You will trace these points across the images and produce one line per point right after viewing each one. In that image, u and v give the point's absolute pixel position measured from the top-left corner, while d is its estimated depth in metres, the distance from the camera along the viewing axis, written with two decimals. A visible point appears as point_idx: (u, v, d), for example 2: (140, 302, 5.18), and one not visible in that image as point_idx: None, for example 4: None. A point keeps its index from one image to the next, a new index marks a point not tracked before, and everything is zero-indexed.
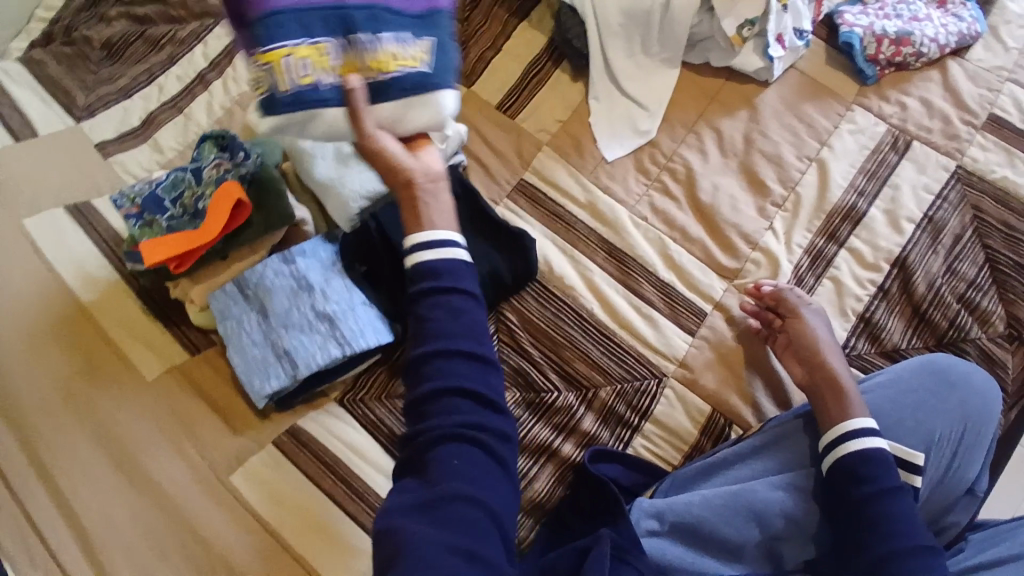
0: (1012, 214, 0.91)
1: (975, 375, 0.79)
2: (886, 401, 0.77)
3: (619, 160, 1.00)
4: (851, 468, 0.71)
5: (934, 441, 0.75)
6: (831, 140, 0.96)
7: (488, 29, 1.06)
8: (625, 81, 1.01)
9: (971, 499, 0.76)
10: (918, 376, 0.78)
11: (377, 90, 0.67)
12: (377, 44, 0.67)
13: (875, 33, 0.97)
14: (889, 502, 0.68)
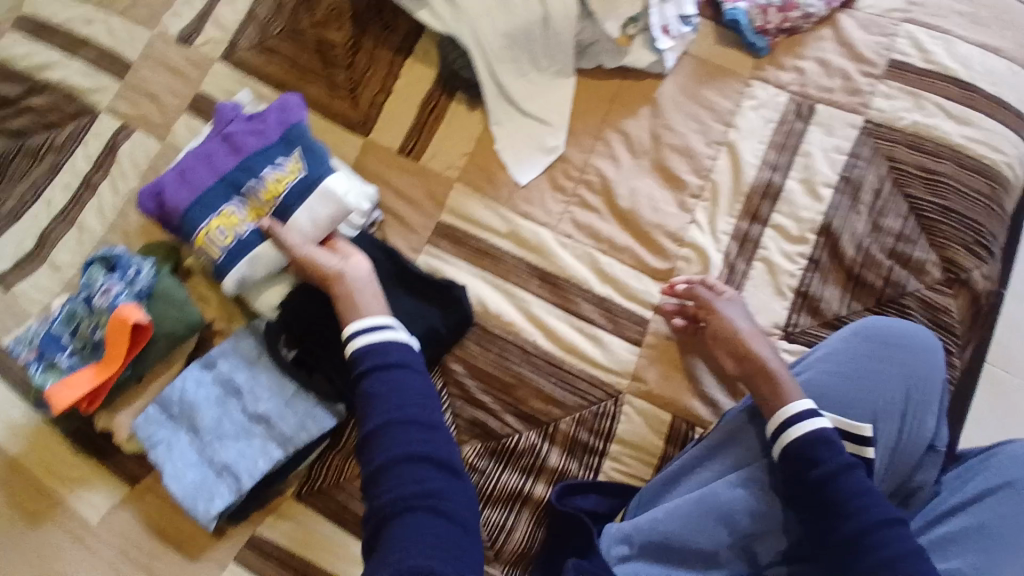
0: (928, 157, 0.90)
1: (910, 330, 0.77)
2: (825, 379, 0.76)
3: (533, 181, 0.97)
4: (802, 456, 0.71)
5: (881, 408, 0.74)
6: (736, 120, 0.94)
7: (375, 70, 1.02)
8: (522, 98, 0.97)
9: (934, 455, 0.75)
10: (855, 346, 0.76)
11: (292, 202, 0.81)
12: (262, 181, 0.82)
13: (759, 4, 0.95)
14: (841, 480, 0.68)
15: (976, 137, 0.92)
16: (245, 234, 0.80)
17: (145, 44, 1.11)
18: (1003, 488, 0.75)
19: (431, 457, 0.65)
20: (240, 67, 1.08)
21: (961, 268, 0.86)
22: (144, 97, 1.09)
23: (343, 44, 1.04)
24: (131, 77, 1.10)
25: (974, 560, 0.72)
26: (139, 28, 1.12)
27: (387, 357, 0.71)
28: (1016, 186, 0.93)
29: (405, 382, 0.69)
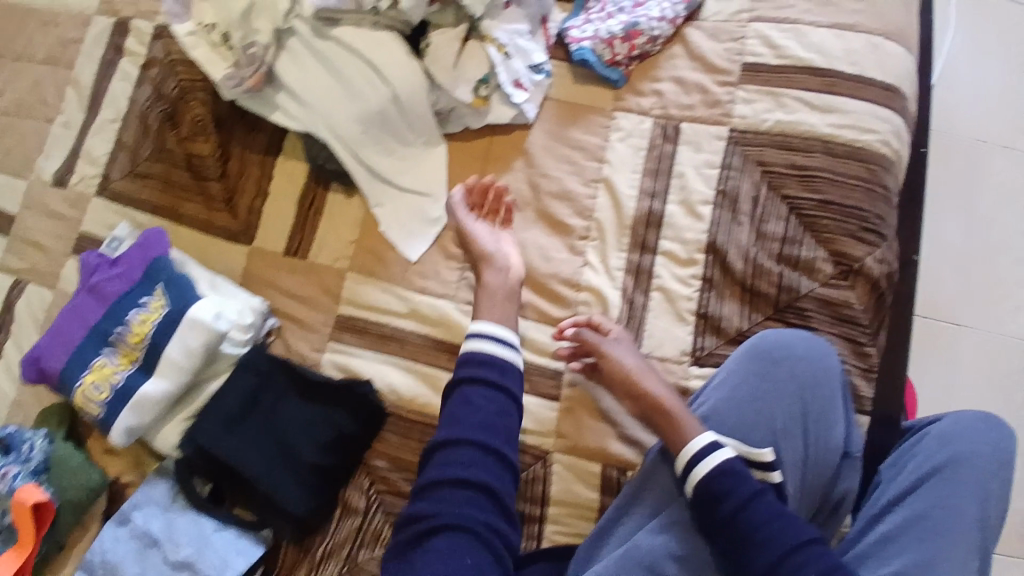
0: (798, 153, 0.88)
1: (796, 342, 0.79)
2: (724, 408, 0.78)
3: (424, 254, 0.97)
4: (711, 492, 0.73)
5: (779, 428, 0.77)
6: (607, 155, 0.95)
7: (248, 176, 1.04)
8: (395, 175, 0.97)
9: (850, 460, 0.78)
10: (742, 369, 0.79)
11: (161, 339, 0.82)
12: (128, 325, 0.84)
13: (603, 39, 0.95)
14: (753, 509, 0.71)
15: (845, 122, 0.88)
16: (121, 382, 0.82)
17: (23, 192, 1.10)
18: (928, 478, 0.82)
19: (471, 483, 0.73)
20: (118, 199, 1.06)
21: (853, 259, 0.85)
22: (29, 247, 1.07)
23: (212, 154, 1.05)
24: (13, 229, 1.09)
25: (911, 554, 0.78)
26: (15, 178, 1.11)
27: (490, 372, 0.79)
28: (898, 160, 0.89)
29: (476, 407, 0.77)
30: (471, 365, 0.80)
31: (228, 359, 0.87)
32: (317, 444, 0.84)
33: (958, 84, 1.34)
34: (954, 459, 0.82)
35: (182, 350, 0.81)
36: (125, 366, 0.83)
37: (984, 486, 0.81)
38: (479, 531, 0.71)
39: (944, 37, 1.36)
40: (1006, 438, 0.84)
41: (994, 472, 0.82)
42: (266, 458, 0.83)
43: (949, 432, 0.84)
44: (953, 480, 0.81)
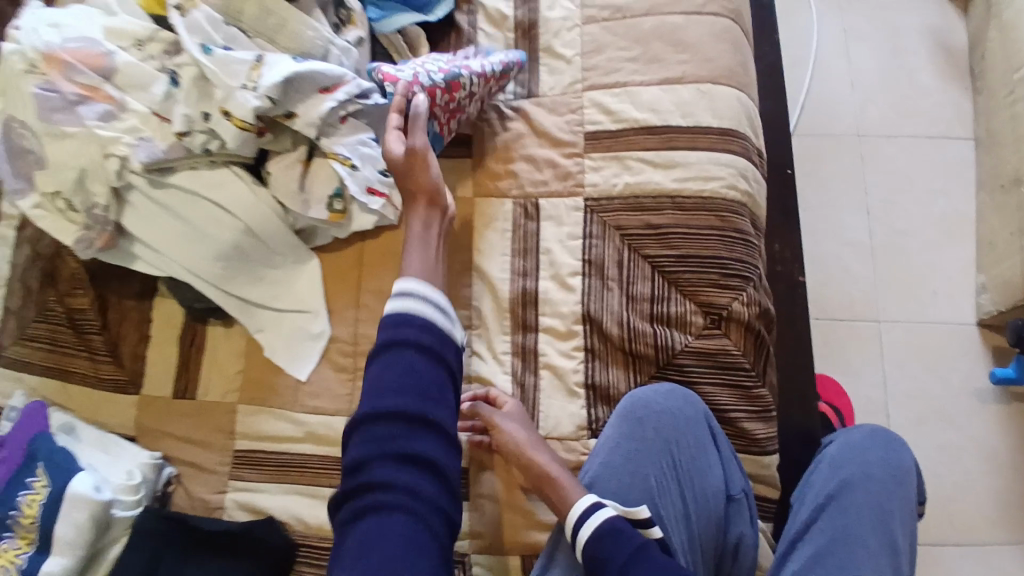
0: (650, 212, 0.91)
1: (654, 399, 0.84)
2: (606, 475, 0.83)
3: (314, 372, 0.96)
4: (597, 557, 0.76)
5: (655, 484, 0.83)
6: (477, 243, 0.96)
7: (128, 323, 1.02)
8: (271, 299, 0.97)
9: (735, 502, 0.83)
10: (615, 436, 0.84)
11: (52, 510, 0.82)
12: (20, 508, 0.84)
13: (424, 86, 0.91)
14: (637, 569, 0.73)
15: (689, 175, 0.91)
16: (21, 566, 0.81)
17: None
18: (826, 506, 0.84)
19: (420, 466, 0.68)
20: None
21: (721, 307, 0.86)
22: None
23: (91, 307, 1.02)
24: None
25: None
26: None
27: (417, 332, 0.75)
28: (750, 200, 0.92)
29: (403, 371, 0.72)
30: (410, 323, 0.76)
31: (122, 523, 0.86)
32: None
33: (826, 104, 1.50)
34: (847, 481, 0.84)
35: (77, 510, 0.82)
36: (26, 548, 0.82)
37: (880, 505, 0.83)
38: (412, 505, 0.66)
39: (804, 68, 1.52)
40: (895, 454, 0.87)
41: (888, 491, 0.84)
42: None
43: (839, 456, 0.87)
44: (850, 504, 0.83)
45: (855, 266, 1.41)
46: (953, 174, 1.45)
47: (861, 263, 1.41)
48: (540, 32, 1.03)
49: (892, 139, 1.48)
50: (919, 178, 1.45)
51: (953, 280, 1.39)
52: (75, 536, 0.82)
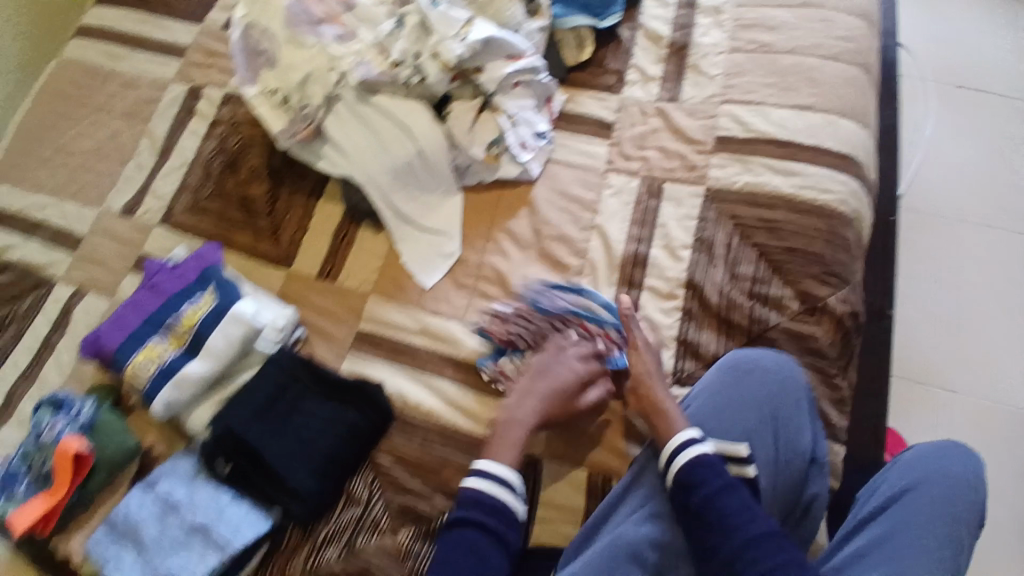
0: (765, 209, 1.03)
1: (764, 358, 0.86)
2: (703, 411, 0.85)
3: (438, 283, 1.10)
4: (684, 481, 0.79)
5: (753, 430, 0.82)
6: (599, 207, 1.10)
7: (292, 213, 1.20)
8: (419, 216, 1.13)
9: (818, 466, 0.82)
10: (716, 382, 0.86)
11: (208, 327, 0.95)
12: (181, 315, 0.97)
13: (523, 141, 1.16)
14: (724, 499, 0.76)
15: (806, 184, 1.04)
16: (167, 362, 0.94)
17: (93, 220, 1.27)
18: (899, 497, 0.88)
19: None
20: (177, 228, 1.23)
21: (817, 298, 0.97)
22: (93, 264, 1.23)
23: (263, 198, 1.22)
24: (82, 248, 1.25)
25: (885, 565, 0.83)
26: (88, 208, 1.28)
27: (479, 513, 0.85)
28: (858, 218, 1.04)
29: (465, 543, 0.83)
30: (481, 499, 0.86)
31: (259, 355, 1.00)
32: (330, 432, 0.94)
33: (933, 182, 1.51)
34: (925, 479, 0.89)
35: (228, 338, 0.94)
36: (174, 348, 0.95)
37: (954, 505, 0.87)
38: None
39: (912, 151, 1.55)
40: (975, 465, 0.90)
41: (964, 495, 0.87)
42: (285, 437, 0.94)
43: (920, 458, 0.91)
44: (924, 498, 0.87)
45: (935, 334, 1.37)
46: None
47: (940, 332, 1.37)
48: (690, 53, 1.21)
49: (992, 230, 1.46)
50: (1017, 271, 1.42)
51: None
52: (215, 355, 0.94)
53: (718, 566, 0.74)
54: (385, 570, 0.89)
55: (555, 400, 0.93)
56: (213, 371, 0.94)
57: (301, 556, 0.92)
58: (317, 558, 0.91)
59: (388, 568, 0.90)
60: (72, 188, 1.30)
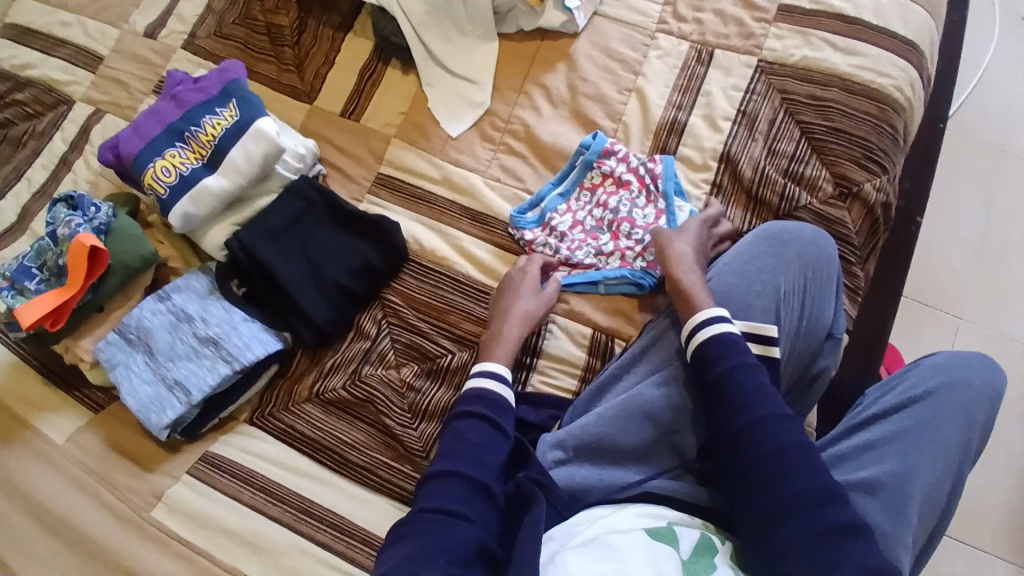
0: (818, 86, 0.96)
1: (804, 230, 0.83)
2: (732, 276, 0.82)
3: (464, 133, 1.06)
4: (706, 354, 0.77)
5: (783, 297, 0.80)
6: (643, 69, 1.04)
7: (319, 47, 1.13)
8: (449, 61, 1.07)
9: (834, 342, 0.82)
10: (754, 247, 0.83)
11: (229, 141, 0.92)
12: (202, 126, 0.93)
13: None
14: (738, 376, 0.74)
15: (864, 64, 0.96)
16: (187, 172, 0.92)
17: (115, 40, 1.19)
18: (920, 398, 0.83)
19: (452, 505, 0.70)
20: (199, 54, 1.15)
21: (853, 183, 0.92)
22: (114, 85, 1.15)
23: (290, 26, 1.14)
24: (102, 68, 1.17)
25: (890, 464, 0.79)
26: (111, 28, 1.20)
27: (479, 407, 0.80)
28: (909, 109, 0.96)
29: (470, 440, 0.76)
30: (470, 401, 0.81)
31: (278, 180, 0.98)
32: (346, 268, 0.95)
33: (986, 105, 1.40)
34: (948, 385, 0.83)
35: (251, 154, 0.91)
36: (193, 160, 0.93)
37: (971, 413, 0.82)
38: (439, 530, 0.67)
39: (969, 72, 1.43)
40: (998, 379, 0.85)
41: (983, 406, 0.83)
42: (302, 267, 0.95)
43: (944, 363, 0.85)
44: (944, 403, 0.82)
45: (957, 264, 1.31)
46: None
47: (964, 261, 1.31)
48: None
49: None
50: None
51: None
52: (236, 171, 0.91)
53: (726, 443, 0.73)
54: (387, 402, 0.92)
55: (529, 322, 0.89)
56: (233, 188, 0.92)
57: (306, 382, 0.95)
58: (323, 385, 0.94)
59: (390, 400, 0.92)
60: (96, 6, 1.22)
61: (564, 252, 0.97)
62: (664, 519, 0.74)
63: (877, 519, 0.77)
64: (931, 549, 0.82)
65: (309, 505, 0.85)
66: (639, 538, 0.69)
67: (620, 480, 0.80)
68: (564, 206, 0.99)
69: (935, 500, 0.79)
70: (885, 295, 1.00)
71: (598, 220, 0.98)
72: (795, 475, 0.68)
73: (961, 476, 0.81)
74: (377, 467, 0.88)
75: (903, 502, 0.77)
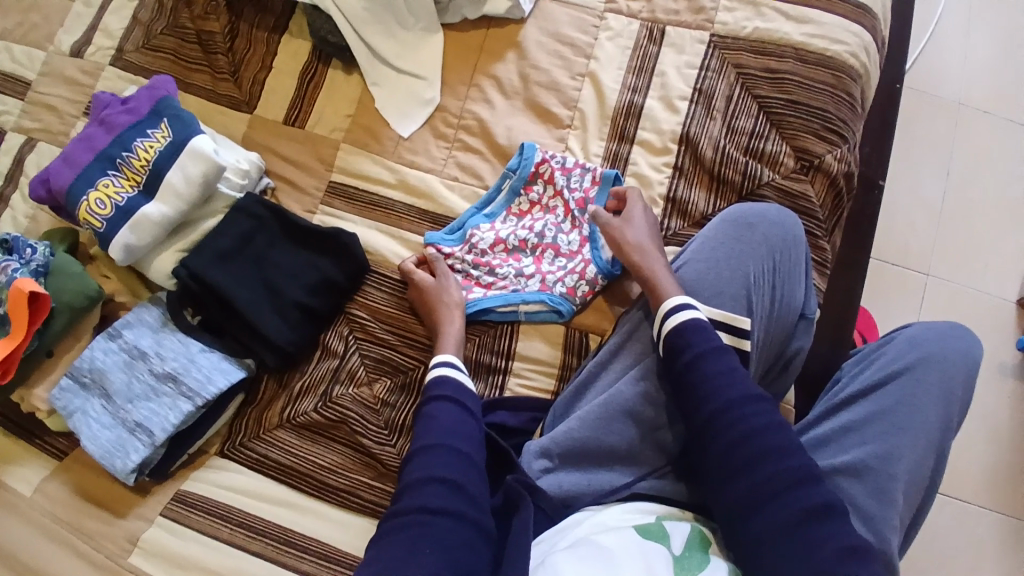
0: (772, 59, 0.94)
1: (769, 212, 0.82)
2: (701, 265, 0.81)
3: (416, 133, 1.01)
4: (673, 343, 0.76)
5: (753, 282, 0.79)
6: (595, 52, 1.01)
7: (255, 52, 1.06)
8: (393, 57, 1.02)
9: (806, 322, 0.81)
10: (720, 232, 0.82)
11: (165, 163, 0.86)
12: (134, 151, 0.88)
13: None
14: (710, 360, 0.73)
15: (817, 32, 0.94)
16: (123, 201, 0.86)
17: (42, 62, 1.10)
18: (897, 374, 0.82)
19: (447, 479, 0.69)
20: (129, 69, 1.07)
21: (814, 155, 0.90)
22: (45, 110, 1.08)
23: (223, 31, 1.07)
24: (31, 94, 1.09)
25: (872, 445, 0.79)
26: (36, 50, 1.11)
27: (446, 391, 0.80)
28: (865, 73, 0.95)
29: (446, 418, 0.76)
30: (444, 386, 0.80)
31: (223, 199, 0.93)
32: (305, 286, 0.91)
33: (936, 64, 1.40)
34: (926, 359, 0.83)
35: (190, 175, 0.85)
36: (128, 188, 0.87)
37: (950, 388, 0.82)
38: (431, 516, 0.65)
39: (920, 32, 1.42)
40: (976, 347, 0.85)
41: (961, 377, 0.82)
42: (260, 291, 0.91)
43: (919, 337, 0.85)
44: (922, 379, 0.81)
45: (919, 223, 1.32)
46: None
47: (925, 220, 1.32)
48: None
49: (993, 117, 1.37)
50: (1009, 165, 1.34)
51: (1005, 258, 1.30)
52: (175, 194, 0.86)
53: (696, 433, 0.72)
54: (361, 421, 0.89)
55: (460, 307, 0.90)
56: (174, 213, 0.86)
57: (275, 407, 0.91)
58: (294, 409, 0.90)
59: (364, 418, 0.89)
60: (19, 28, 1.13)
61: (481, 271, 0.95)
62: (653, 514, 0.73)
63: (862, 503, 0.77)
64: (918, 524, 0.82)
65: (290, 535, 0.83)
66: (629, 537, 0.68)
67: (609, 484, 0.78)
68: (489, 224, 0.96)
69: (919, 479, 0.79)
70: (852, 263, 1.00)
71: (523, 242, 0.95)
72: (767, 460, 0.67)
73: (944, 449, 0.81)
74: (358, 488, 0.86)
75: (887, 484, 0.77)
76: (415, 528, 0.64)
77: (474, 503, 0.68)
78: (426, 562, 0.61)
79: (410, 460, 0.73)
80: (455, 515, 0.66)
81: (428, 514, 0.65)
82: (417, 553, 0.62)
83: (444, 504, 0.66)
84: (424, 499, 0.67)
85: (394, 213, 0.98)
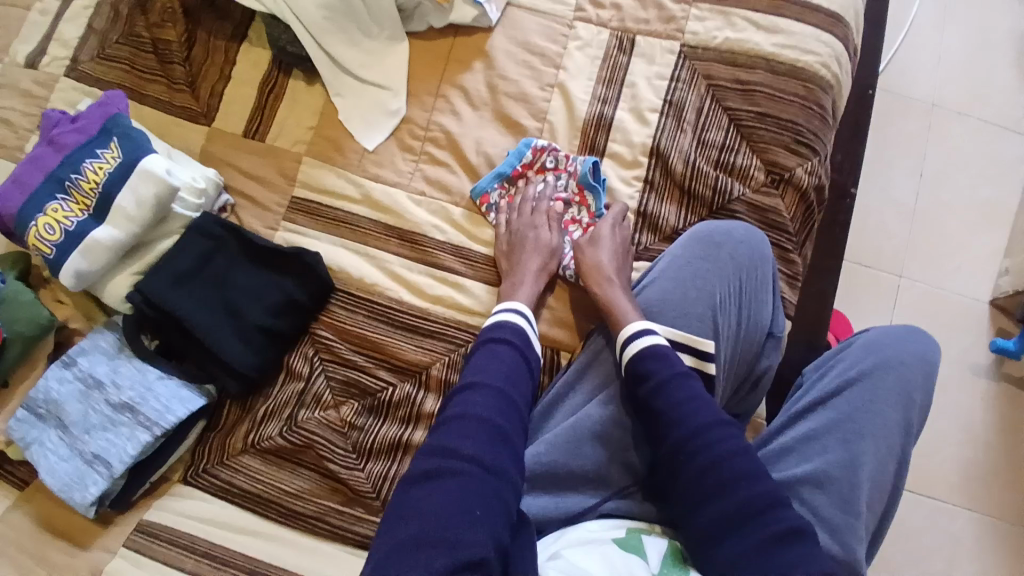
0: (742, 70, 0.93)
1: (736, 229, 0.82)
2: (669, 285, 0.80)
3: (382, 145, 0.98)
4: (635, 371, 0.75)
5: (719, 303, 0.78)
6: (564, 62, 0.98)
7: (213, 62, 1.02)
8: (357, 67, 0.99)
9: (774, 340, 0.81)
10: (687, 250, 0.81)
11: (115, 184, 0.83)
12: (83, 173, 0.84)
13: None
14: (666, 391, 0.72)
15: (788, 42, 0.93)
16: (73, 226, 0.83)
17: None
18: (855, 381, 0.82)
19: (469, 470, 0.63)
20: (83, 80, 1.03)
21: (785, 169, 0.89)
22: None
23: (179, 40, 1.03)
24: None
25: (834, 454, 0.78)
26: None
27: (508, 334, 0.78)
28: (837, 83, 0.94)
29: (506, 366, 0.74)
30: (502, 330, 0.78)
31: (179, 220, 0.90)
32: (266, 307, 0.89)
33: (909, 65, 1.39)
34: (883, 364, 0.82)
35: (144, 195, 0.82)
36: (79, 212, 0.84)
37: (908, 391, 0.81)
38: (475, 467, 0.63)
39: (894, 33, 1.41)
40: (933, 350, 0.84)
41: (920, 380, 0.82)
42: (220, 313, 0.88)
43: (878, 341, 0.84)
44: (880, 384, 0.81)
45: (896, 225, 1.32)
46: (1014, 160, 1.35)
47: (899, 221, 1.32)
48: None
49: (967, 117, 1.37)
50: (982, 164, 1.35)
51: (978, 258, 1.31)
52: (124, 218, 0.82)
53: (666, 461, 0.71)
54: (328, 445, 0.86)
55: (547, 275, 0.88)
56: (128, 236, 0.83)
57: (239, 432, 0.88)
58: (258, 434, 0.88)
59: (332, 443, 0.87)
60: None
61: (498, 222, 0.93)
62: (623, 528, 0.73)
63: (827, 512, 0.76)
64: (885, 532, 0.80)
65: (256, 565, 0.80)
66: (611, 552, 0.68)
67: (576, 507, 0.77)
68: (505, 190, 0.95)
69: (883, 486, 0.79)
70: (822, 274, 0.99)
71: None
72: (740, 485, 0.67)
73: (906, 456, 0.80)
74: (326, 515, 0.83)
75: (852, 492, 0.77)
76: (457, 478, 0.62)
77: (501, 502, 0.62)
78: (473, 526, 0.59)
79: (461, 390, 0.71)
80: (504, 471, 0.65)
81: (471, 462, 0.64)
82: (467, 516, 0.59)
83: (490, 454, 0.65)
84: (471, 444, 0.65)
85: (359, 226, 0.95)
